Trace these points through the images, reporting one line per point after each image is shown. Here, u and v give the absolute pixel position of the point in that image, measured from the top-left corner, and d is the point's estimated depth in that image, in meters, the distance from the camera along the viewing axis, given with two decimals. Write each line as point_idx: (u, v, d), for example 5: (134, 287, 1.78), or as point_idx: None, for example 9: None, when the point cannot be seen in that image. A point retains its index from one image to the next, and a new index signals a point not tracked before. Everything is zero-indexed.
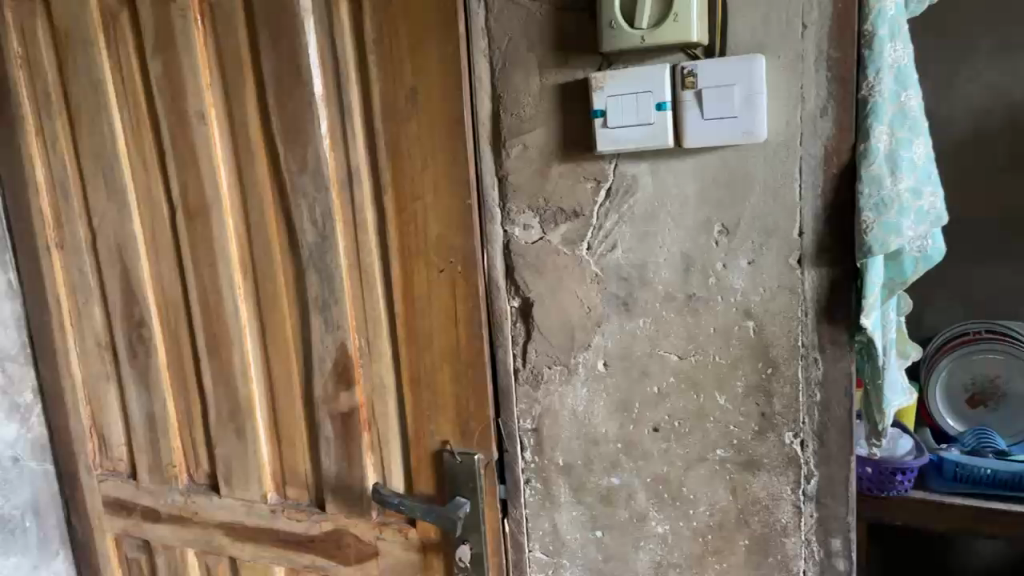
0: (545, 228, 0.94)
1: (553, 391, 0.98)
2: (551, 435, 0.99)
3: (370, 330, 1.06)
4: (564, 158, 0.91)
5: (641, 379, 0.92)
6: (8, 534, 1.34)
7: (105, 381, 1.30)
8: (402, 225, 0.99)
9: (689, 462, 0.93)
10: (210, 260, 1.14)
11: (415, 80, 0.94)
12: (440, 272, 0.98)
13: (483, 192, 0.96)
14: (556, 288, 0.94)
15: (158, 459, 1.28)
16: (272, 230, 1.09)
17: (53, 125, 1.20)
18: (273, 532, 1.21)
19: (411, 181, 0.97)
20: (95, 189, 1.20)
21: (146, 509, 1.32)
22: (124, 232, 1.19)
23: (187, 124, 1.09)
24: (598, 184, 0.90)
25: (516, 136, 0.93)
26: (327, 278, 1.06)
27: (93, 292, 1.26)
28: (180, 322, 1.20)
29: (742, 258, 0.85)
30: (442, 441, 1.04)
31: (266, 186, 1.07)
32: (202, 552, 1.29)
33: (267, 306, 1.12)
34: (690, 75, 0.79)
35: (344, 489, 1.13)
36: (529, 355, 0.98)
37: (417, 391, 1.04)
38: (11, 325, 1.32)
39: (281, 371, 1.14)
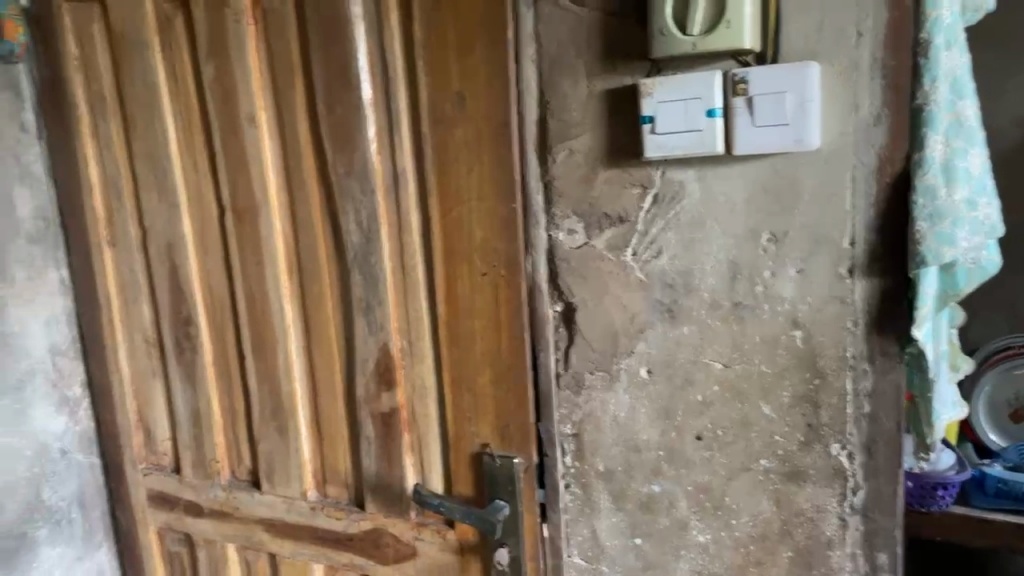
0: (590, 234, 0.93)
1: (595, 397, 0.98)
2: (591, 441, 0.99)
3: (413, 332, 1.07)
4: (610, 164, 0.90)
5: (685, 387, 0.92)
6: (56, 525, 1.36)
7: (152, 377, 1.32)
8: (447, 228, 1.00)
9: (732, 472, 0.92)
10: (257, 260, 1.16)
11: (463, 85, 0.95)
12: (484, 275, 0.99)
13: (528, 196, 0.96)
14: (599, 294, 0.94)
15: (202, 455, 1.30)
16: (318, 232, 1.10)
17: (107, 126, 1.24)
18: (313, 530, 1.22)
19: (456, 185, 0.98)
20: (147, 189, 1.22)
21: (188, 504, 1.34)
22: (173, 232, 1.22)
23: (237, 127, 1.12)
24: (644, 191, 0.89)
25: (562, 141, 0.93)
26: (371, 280, 1.07)
27: (142, 289, 1.29)
28: (226, 320, 1.22)
29: (791, 267, 0.84)
30: (482, 443, 1.04)
31: (313, 188, 1.09)
32: (242, 547, 1.31)
33: (311, 306, 1.14)
34: (741, 82, 0.79)
35: (384, 488, 1.14)
36: (571, 360, 0.98)
37: (458, 393, 1.05)
38: (62, 319, 1.35)
39: (323, 371, 1.15)
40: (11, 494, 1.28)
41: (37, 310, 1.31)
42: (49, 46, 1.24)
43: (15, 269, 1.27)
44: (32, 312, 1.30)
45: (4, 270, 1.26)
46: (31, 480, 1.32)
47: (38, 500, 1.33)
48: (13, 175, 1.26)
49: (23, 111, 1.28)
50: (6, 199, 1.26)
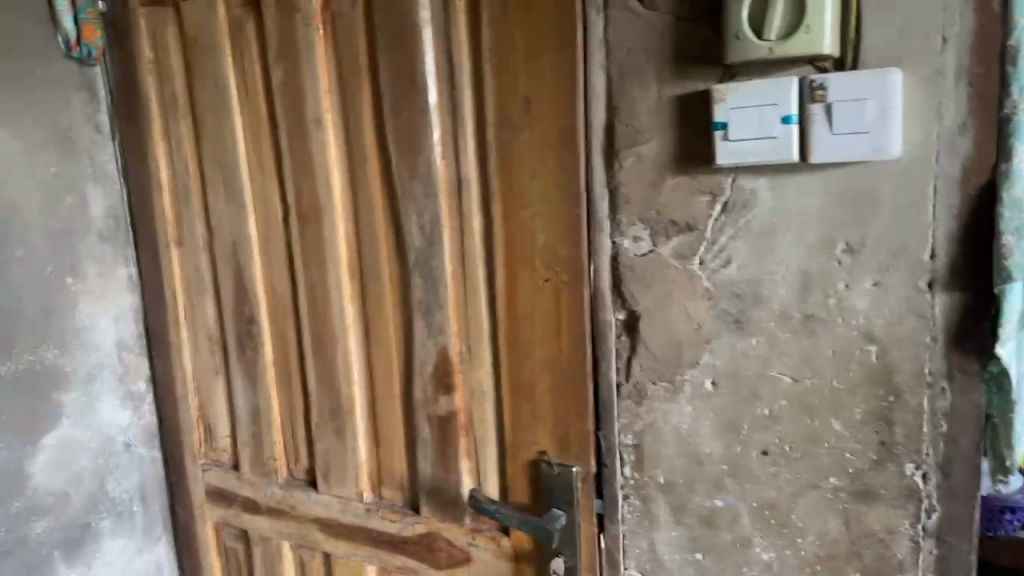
0: (656, 241, 0.92)
1: (656, 407, 0.96)
2: (652, 452, 0.97)
3: (472, 337, 1.07)
4: (679, 171, 0.89)
5: (751, 400, 0.90)
6: (118, 516, 1.39)
7: (214, 374, 1.35)
8: (510, 233, 1.00)
9: (799, 488, 0.89)
10: (319, 261, 1.17)
11: (530, 90, 0.94)
12: (546, 281, 0.98)
13: (593, 202, 0.94)
14: (664, 303, 0.93)
15: (260, 452, 1.32)
16: (381, 235, 1.11)
17: (178, 127, 1.26)
18: (367, 531, 1.23)
19: (520, 190, 0.98)
20: (214, 190, 1.25)
21: (245, 501, 1.36)
22: (239, 232, 1.24)
23: (304, 130, 1.13)
24: (713, 199, 0.87)
25: (630, 147, 0.91)
26: (432, 283, 1.07)
27: (207, 288, 1.31)
28: (287, 320, 1.24)
29: (867, 279, 0.82)
30: (541, 450, 1.04)
31: (377, 190, 1.10)
32: (297, 545, 1.32)
33: (372, 308, 1.14)
34: (820, 88, 0.77)
35: (439, 492, 1.14)
36: (632, 371, 0.97)
37: (517, 399, 1.04)
38: (129, 316, 1.38)
39: (382, 373, 1.16)
40: (77, 484, 1.31)
41: (106, 306, 1.34)
42: (124, 49, 1.28)
43: (86, 266, 1.31)
44: (102, 308, 1.34)
45: (77, 266, 1.29)
46: (96, 472, 1.34)
47: (102, 491, 1.36)
48: (87, 174, 1.30)
49: (98, 112, 1.32)
50: (81, 197, 1.29)
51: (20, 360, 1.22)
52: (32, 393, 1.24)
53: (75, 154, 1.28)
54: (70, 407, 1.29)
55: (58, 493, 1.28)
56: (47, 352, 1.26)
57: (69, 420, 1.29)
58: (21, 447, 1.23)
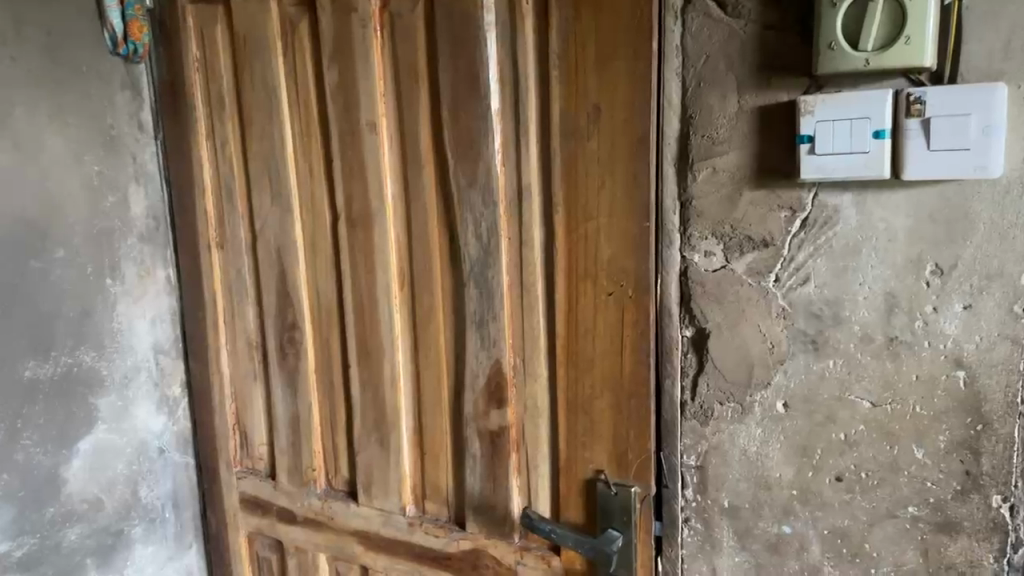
0: (729, 256, 0.89)
1: (723, 429, 0.93)
2: (717, 474, 0.94)
3: (528, 351, 1.03)
4: (757, 184, 0.85)
5: (826, 424, 0.87)
6: (150, 524, 1.36)
7: (252, 380, 1.32)
8: (572, 245, 0.97)
9: (874, 518, 0.86)
10: (368, 268, 1.14)
11: (600, 97, 0.91)
12: (610, 295, 0.95)
13: (663, 216, 0.92)
14: (736, 321, 0.89)
15: (298, 461, 1.29)
16: (434, 242, 1.08)
17: (223, 128, 1.24)
18: (409, 546, 1.20)
19: (585, 201, 0.95)
20: (260, 193, 1.22)
21: (281, 511, 1.33)
22: (285, 236, 1.21)
23: (358, 134, 1.10)
24: (793, 214, 0.84)
25: (705, 158, 0.88)
26: (488, 294, 1.04)
27: (248, 292, 1.28)
28: (332, 329, 1.21)
29: (957, 303, 0.79)
30: (597, 469, 1.01)
31: (431, 197, 1.07)
32: (334, 557, 1.29)
33: (422, 318, 1.12)
34: (918, 102, 0.73)
35: (487, 509, 1.11)
36: (699, 389, 0.93)
37: (574, 416, 1.01)
38: (166, 318, 1.36)
39: (431, 385, 1.13)
40: (110, 491, 1.28)
41: (144, 308, 1.32)
42: (171, 47, 1.25)
43: (126, 267, 1.28)
44: (140, 309, 1.31)
45: (116, 268, 1.27)
46: (130, 478, 1.31)
47: (135, 497, 1.33)
48: (129, 173, 1.28)
49: (141, 110, 1.29)
50: (122, 197, 1.27)
51: (58, 362, 1.19)
52: (69, 397, 1.21)
53: (117, 152, 1.25)
54: (106, 412, 1.27)
55: (92, 500, 1.25)
56: (85, 355, 1.23)
57: (104, 425, 1.26)
58: (57, 451, 1.20)
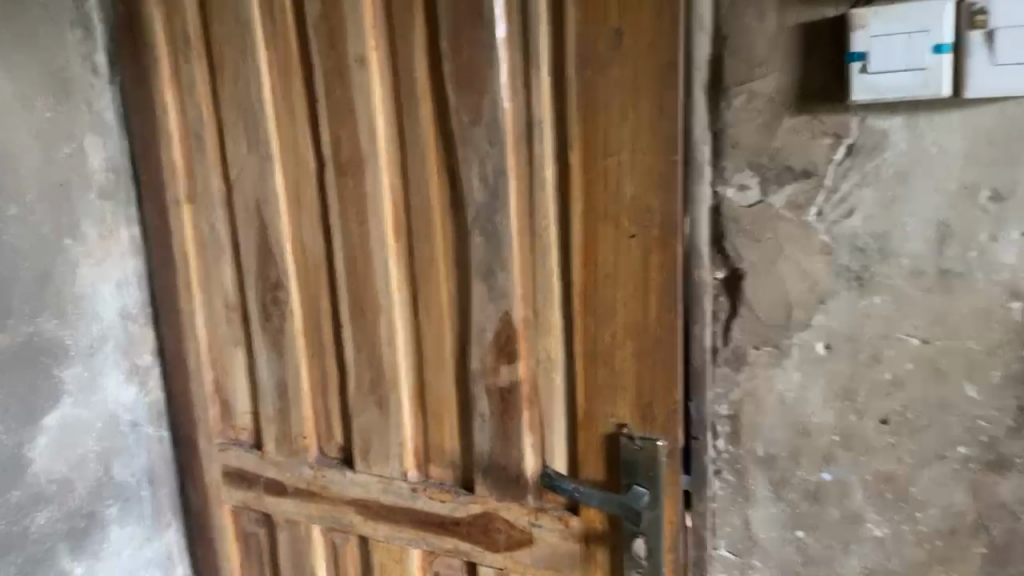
0: (766, 189, 0.82)
1: (757, 375, 0.88)
2: (751, 423, 0.89)
3: (541, 300, 0.97)
4: (800, 109, 0.79)
5: (872, 364, 0.82)
6: (125, 503, 1.26)
7: (232, 345, 1.22)
8: (590, 185, 0.90)
9: (922, 460, 0.82)
10: (360, 218, 1.05)
11: (621, 20, 0.84)
12: (632, 237, 0.89)
13: (692, 148, 0.85)
14: (774, 259, 0.83)
15: (287, 430, 1.21)
16: (434, 187, 1.00)
17: (190, 68, 1.12)
18: (413, 513, 1.13)
19: (604, 135, 0.88)
20: (235, 140, 1.12)
21: (270, 482, 1.24)
22: (265, 187, 1.11)
23: (345, 71, 1.01)
24: (838, 141, 0.78)
25: (741, 83, 0.81)
26: (495, 242, 0.97)
27: (225, 250, 1.18)
28: (322, 287, 1.12)
29: (1015, 230, 0.74)
30: (620, 423, 0.96)
31: (430, 137, 0.98)
32: (330, 529, 1.22)
33: (421, 270, 1.03)
34: (981, 12, 0.67)
35: (500, 470, 1.04)
36: (732, 333, 0.88)
37: (593, 368, 0.95)
38: (133, 282, 1.24)
39: (433, 342, 1.05)
40: (80, 469, 1.18)
41: (108, 271, 1.20)
42: None
43: (85, 225, 1.16)
44: (103, 272, 1.20)
45: (75, 226, 1.15)
46: (101, 455, 1.21)
47: (107, 476, 1.23)
48: (84, 122, 1.15)
49: (95, 52, 1.16)
50: (78, 147, 1.14)
51: (16, 331, 1.08)
52: (30, 369, 1.10)
53: (70, 99, 1.13)
54: (71, 385, 1.16)
55: (61, 480, 1.15)
56: (46, 323, 1.12)
57: (70, 399, 1.16)
58: (19, 429, 1.09)
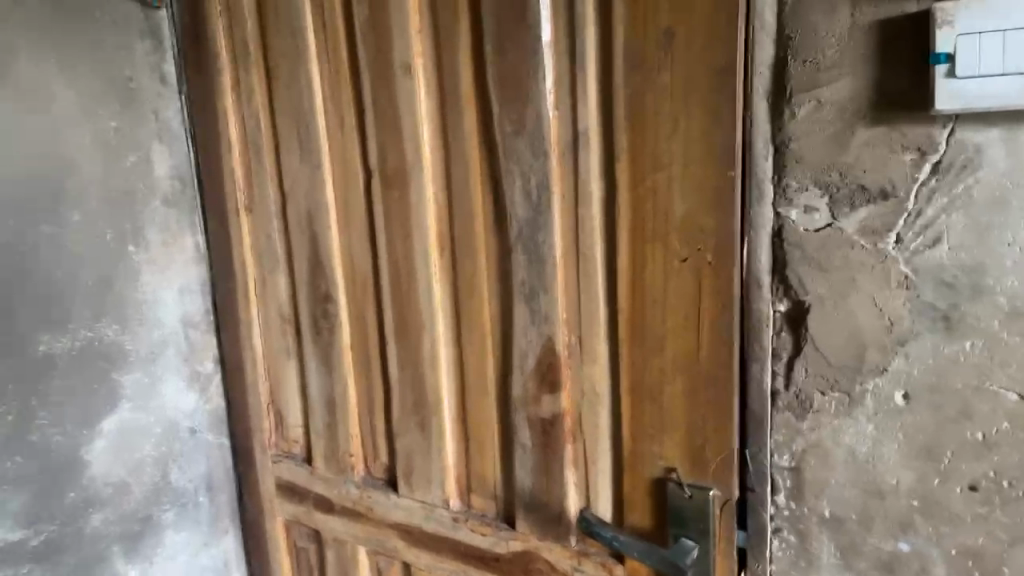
0: (836, 211, 0.71)
1: (824, 425, 0.76)
2: (815, 478, 0.78)
3: (585, 327, 0.89)
4: (876, 119, 0.68)
5: (959, 421, 0.69)
6: (181, 508, 1.27)
7: (285, 356, 1.21)
8: (637, 203, 0.81)
9: (1018, 537, 0.69)
10: (404, 232, 1.01)
11: (672, 20, 0.75)
12: (683, 261, 0.79)
13: (752, 163, 0.75)
14: (845, 293, 0.72)
15: (335, 447, 1.18)
16: (477, 201, 0.94)
17: (249, 77, 1.11)
18: (454, 543, 1.07)
19: (654, 148, 0.79)
20: (288, 149, 1.10)
21: (318, 498, 1.22)
22: (315, 198, 1.09)
23: (391, 78, 0.96)
24: (922, 157, 0.67)
25: (807, 89, 0.70)
26: (538, 262, 0.90)
27: (279, 261, 1.17)
28: (369, 302, 1.08)
29: None
30: (668, 467, 0.86)
31: (474, 149, 0.93)
32: (374, 552, 1.18)
33: (464, 289, 0.98)
34: None
35: (541, 507, 0.97)
36: (795, 375, 0.77)
37: (640, 405, 0.86)
38: (196, 289, 1.25)
39: (476, 365, 0.99)
40: (137, 473, 1.20)
41: (170, 279, 1.21)
42: None
43: (148, 232, 1.18)
44: (165, 279, 1.21)
45: (139, 232, 1.17)
46: (158, 459, 1.23)
47: (164, 480, 1.24)
48: (150, 130, 1.17)
49: (163, 62, 1.18)
50: (143, 155, 1.16)
51: (77, 335, 1.10)
52: (90, 372, 1.12)
53: (137, 108, 1.15)
54: (131, 389, 1.18)
55: (118, 483, 1.17)
56: (107, 328, 1.14)
57: (129, 403, 1.18)
58: (77, 431, 1.11)
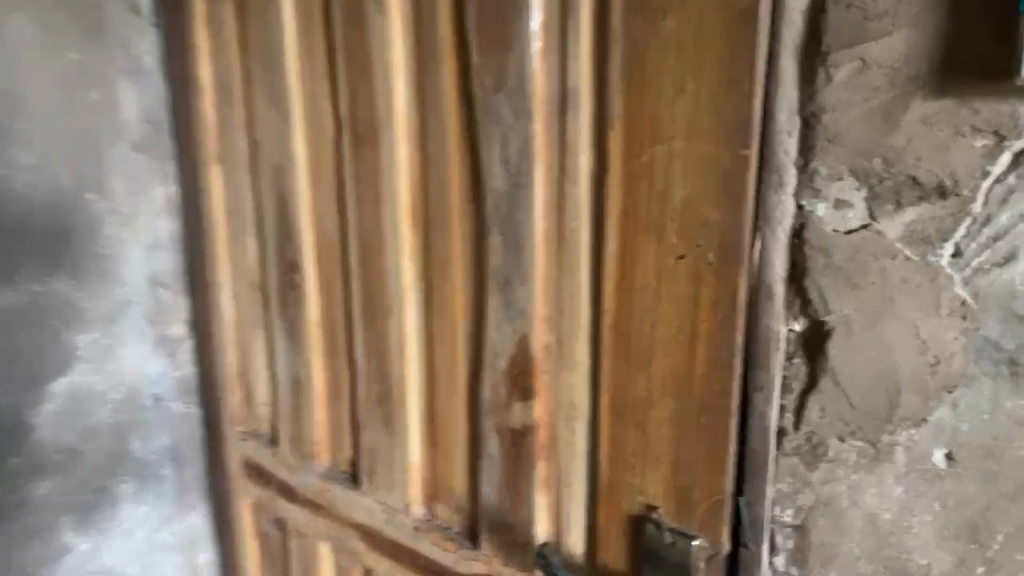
0: (875, 209, 0.55)
1: (839, 480, 0.60)
2: (823, 544, 0.62)
3: (564, 327, 0.73)
4: (940, 88, 0.50)
5: (1018, 497, 0.54)
6: (143, 480, 1.18)
7: (254, 327, 1.09)
8: (630, 183, 0.65)
9: None
10: (374, 198, 0.87)
11: None
12: (681, 260, 0.64)
13: (772, 140, 0.57)
14: (877, 317, 0.55)
15: (301, 432, 1.06)
16: (453, 168, 0.79)
17: (222, 11, 0.98)
18: (414, 554, 0.94)
19: (653, 114, 0.62)
20: (259, 95, 0.97)
21: (282, 485, 1.11)
22: (285, 153, 0.96)
23: (364, 17, 0.82)
24: (998, 143, 0.49)
25: (851, 44, 0.53)
26: (515, 244, 0.74)
27: (250, 221, 1.05)
28: (337, 275, 0.95)
29: None
30: (648, 504, 0.71)
31: (451, 104, 0.77)
32: (336, 550, 1.06)
33: (436, 270, 0.83)
34: None
35: (506, 529, 0.82)
36: (807, 414, 0.60)
37: (620, 426, 0.71)
38: (166, 245, 1.13)
39: (445, 359, 0.85)
40: (91, 440, 1.12)
41: (137, 231, 1.11)
42: None
43: (113, 180, 1.07)
44: (131, 233, 1.10)
45: (102, 181, 1.07)
46: (116, 427, 1.14)
47: (123, 450, 1.15)
48: (120, 67, 1.06)
49: None
50: (110, 94, 1.06)
51: (24, 291, 1.03)
52: (39, 330, 1.04)
53: (105, 40, 1.04)
54: (86, 350, 1.09)
55: (68, 450, 1.10)
56: (60, 284, 1.05)
57: (84, 365, 1.09)
58: (22, 394, 1.04)
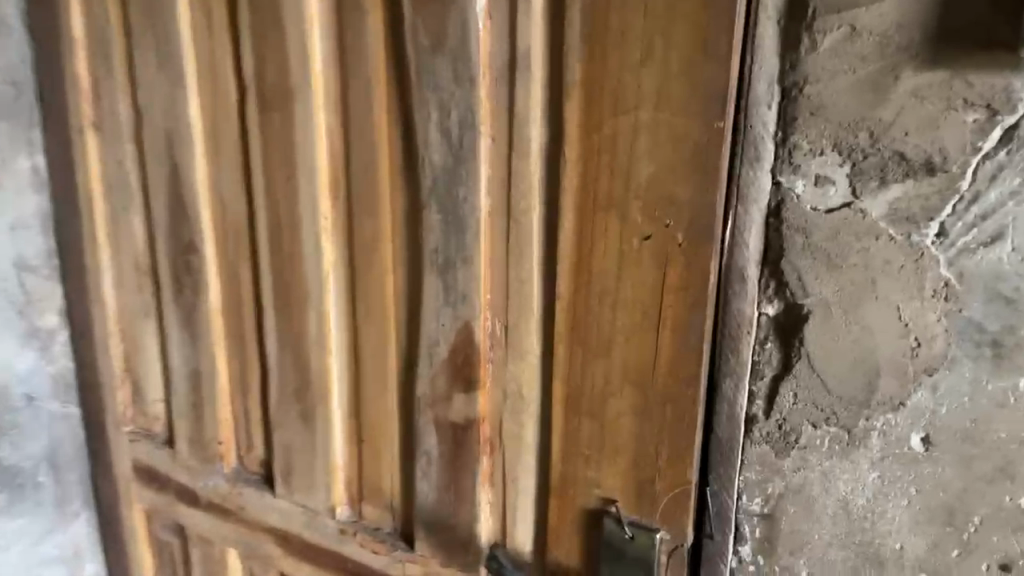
0: (858, 186, 0.52)
1: (812, 466, 0.58)
2: (793, 532, 0.60)
3: (512, 313, 0.68)
4: (932, 59, 0.48)
5: (996, 480, 0.53)
6: (17, 490, 1.06)
7: (143, 316, 0.97)
8: (589, 157, 0.60)
9: None
10: (286, 171, 0.77)
11: None
12: (646, 240, 0.59)
13: (750, 112, 0.54)
14: (858, 298, 0.53)
15: (202, 431, 0.96)
16: (382, 138, 0.71)
17: None
18: (339, 558, 0.87)
19: (617, 82, 0.57)
20: (144, 53, 0.84)
21: (181, 489, 1.00)
22: (177, 120, 0.84)
23: None
24: (990, 116, 0.48)
25: (839, 9, 0.50)
26: (455, 223, 0.67)
27: (135, 198, 0.92)
28: (243, 258, 0.85)
29: None
30: (606, 499, 0.67)
31: (379, 67, 0.69)
32: (246, 556, 0.97)
33: (362, 251, 0.76)
34: None
35: (445, 529, 0.76)
36: (780, 399, 0.58)
37: (575, 418, 0.66)
38: (33, 225, 0.99)
39: (373, 349, 0.78)
40: None
41: None
42: None
43: None
44: None
45: None
46: None
47: None
48: None
49: None
50: None
51: None
52: None
53: None
54: None
55: None
56: None
57: None
58: None
